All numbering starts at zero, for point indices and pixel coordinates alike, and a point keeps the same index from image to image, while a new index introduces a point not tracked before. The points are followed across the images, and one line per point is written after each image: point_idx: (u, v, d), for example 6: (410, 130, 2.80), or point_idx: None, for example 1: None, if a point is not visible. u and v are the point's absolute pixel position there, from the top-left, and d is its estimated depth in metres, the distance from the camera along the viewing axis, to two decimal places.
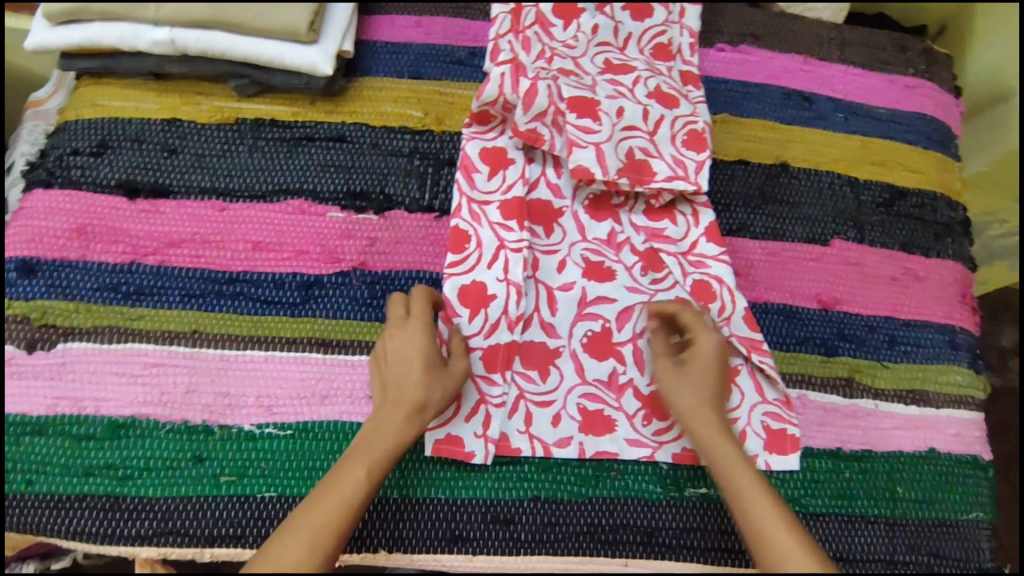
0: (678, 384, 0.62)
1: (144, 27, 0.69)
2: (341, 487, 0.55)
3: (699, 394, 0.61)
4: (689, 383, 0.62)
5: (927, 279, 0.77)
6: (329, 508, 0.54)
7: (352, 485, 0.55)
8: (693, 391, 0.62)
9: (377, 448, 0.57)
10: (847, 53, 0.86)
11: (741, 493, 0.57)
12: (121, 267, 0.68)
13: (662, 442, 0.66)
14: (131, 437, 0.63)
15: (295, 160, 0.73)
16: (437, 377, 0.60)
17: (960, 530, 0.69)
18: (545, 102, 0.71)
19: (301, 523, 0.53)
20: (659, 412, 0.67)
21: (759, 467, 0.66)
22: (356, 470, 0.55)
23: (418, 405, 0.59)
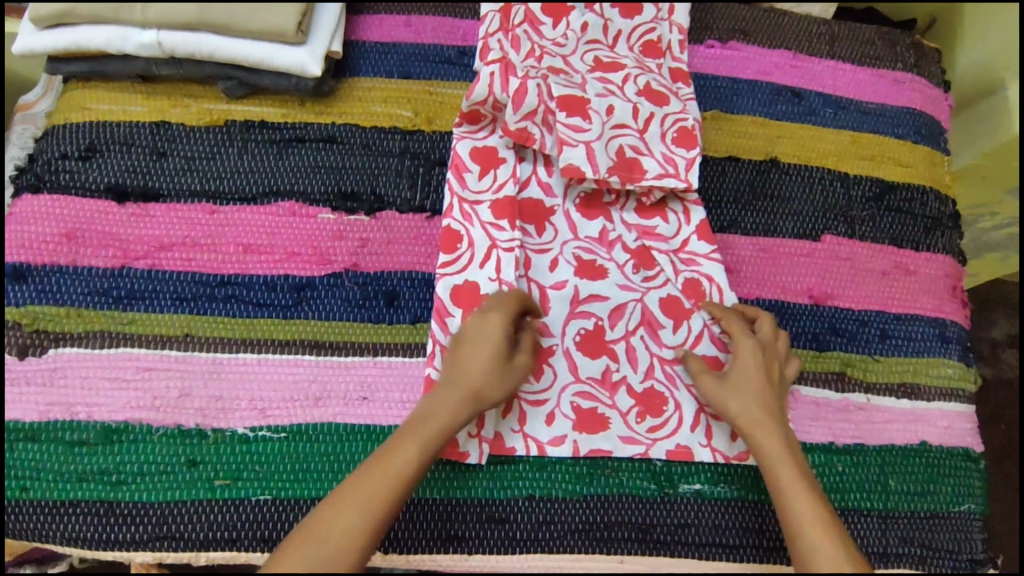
0: (725, 385, 0.63)
1: (131, 29, 0.68)
2: (392, 460, 0.55)
3: (743, 398, 0.62)
4: (735, 383, 0.63)
5: (916, 273, 0.78)
6: (385, 476, 0.54)
7: (404, 460, 0.55)
8: (738, 391, 0.63)
9: (431, 429, 0.57)
10: (836, 48, 0.86)
11: (783, 492, 0.57)
12: (112, 271, 0.67)
13: (655, 440, 0.66)
14: (124, 442, 0.63)
15: (285, 162, 0.72)
16: (504, 371, 0.61)
17: (952, 522, 0.69)
18: (535, 101, 0.70)
19: (350, 494, 0.53)
20: (652, 409, 0.67)
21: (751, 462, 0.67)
22: (408, 447, 0.56)
23: (481, 395, 0.60)
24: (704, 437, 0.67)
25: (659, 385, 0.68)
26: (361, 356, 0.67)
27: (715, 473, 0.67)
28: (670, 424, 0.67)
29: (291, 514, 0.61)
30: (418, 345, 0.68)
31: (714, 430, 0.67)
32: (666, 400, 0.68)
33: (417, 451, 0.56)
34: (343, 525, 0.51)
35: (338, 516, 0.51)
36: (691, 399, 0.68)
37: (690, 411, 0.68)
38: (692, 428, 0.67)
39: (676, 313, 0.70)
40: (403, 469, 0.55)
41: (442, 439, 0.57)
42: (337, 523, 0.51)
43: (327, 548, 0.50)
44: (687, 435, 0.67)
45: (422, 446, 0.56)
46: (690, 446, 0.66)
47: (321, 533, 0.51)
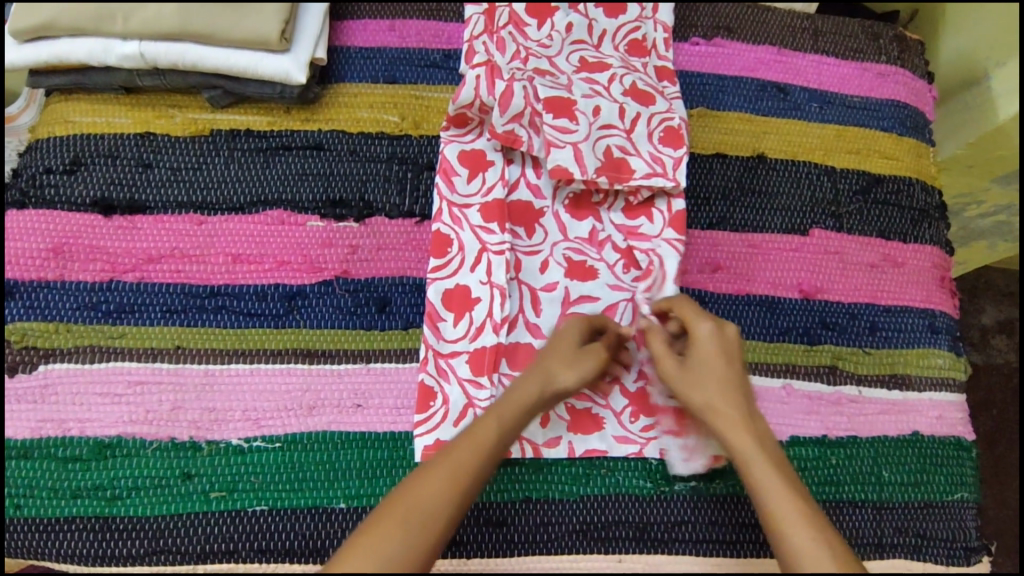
0: (687, 383, 0.62)
1: (113, 41, 0.68)
2: (474, 436, 0.55)
3: (703, 388, 0.61)
4: (695, 380, 0.61)
5: (904, 264, 0.78)
6: (466, 448, 0.54)
7: (487, 436, 0.56)
8: (702, 389, 0.61)
9: (509, 407, 0.58)
10: (819, 43, 0.87)
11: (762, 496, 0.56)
12: (100, 285, 0.67)
13: (648, 443, 0.67)
14: (117, 457, 0.62)
15: (272, 170, 0.72)
16: (577, 359, 0.62)
17: (946, 511, 0.70)
18: (521, 103, 0.70)
19: (439, 468, 0.53)
20: (642, 412, 0.67)
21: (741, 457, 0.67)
22: (488, 423, 0.56)
23: (553, 378, 0.60)
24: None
25: (649, 389, 0.68)
26: (354, 364, 0.66)
27: (710, 469, 0.67)
28: (661, 427, 0.67)
29: (287, 524, 0.61)
30: (411, 350, 0.68)
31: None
32: (657, 403, 0.67)
33: (497, 428, 0.56)
34: (435, 499, 0.51)
35: (428, 488, 0.52)
36: None
37: (682, 413, 0.67)
38: (686, 430, 0.67)
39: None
40: (486, 447, 0.55)
41: (520, 420, 0.58)
42: (429, 497, 0.51)
43: (419, 523, 0.50)
44: (680, 437, 0.66)
45: (501, 421, 0.57)
46: (685, 448, 0.66)
47: (413, 505, 0.51)
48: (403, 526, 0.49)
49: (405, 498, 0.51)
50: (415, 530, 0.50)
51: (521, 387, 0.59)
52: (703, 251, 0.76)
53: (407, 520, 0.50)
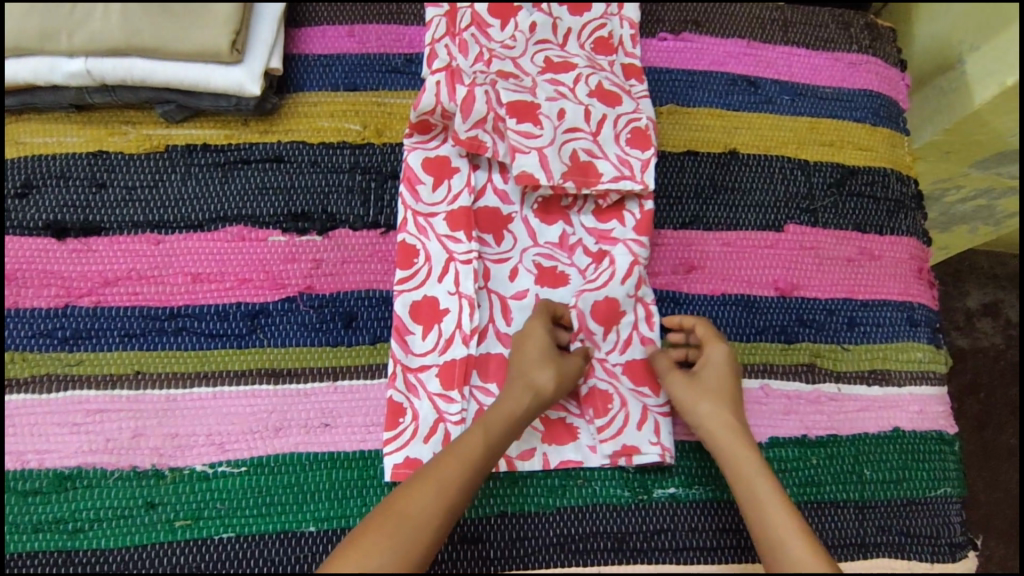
0: (701, 402, 0.63)
1: (59, 59, 0.66)
2: (461, 448, 0.56)
3: (710, 398, 0.63)
4: (707, 392, 0.63)
5: (881, 257, 0.77)
6: (456, 461, 0.55)
7: (474, 449, 0.56)
8: (716, 410, 0.63)
9: (493, 420, 0.59)
10: (789, 33, 0.85)
11: (771, 522, 0.57)
12: (55, 311, 0.65)
13: (600, 439, 0.65)
14: (78, 489, 0.60)
15: (231, 185, 0.70)
16: (552, 360, 0.63)
17: (929, 507, 0.69)
18: (483, 108, 0.69)
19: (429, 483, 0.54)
20: (596, 406, 0.66)
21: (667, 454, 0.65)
22: (475, 435, 0.57)
23: (536, 385, 0.61)
24: (653, 435, 0.65)
25: (603, 383, 0.67)
26: (321, 382, 0.65)
27: (689, 475, 0.66)
28: (615, 424, 0.66)
29: (255, 551, 0.60)
30: (379, 365, 0.66)
31: (661, 426, 0.66)
32: (611, 398, 0.66)
33: (484, 440, 0.57)
34: (426, 508, 0.53)
35: (417, 498, 0.53)
36: (635, 397, 0.67)
37: (636, 409, 0.66)
38: (639, 426, 0.66)
39: (608, 318, 0.68)
40: (476, 457, 0.56)
41: (507, 431, 0.59)
42: (419, 506, 0.53)
43: (409, 530, 0.52)
44: (634, 433, 0.65)
45: (486, 434, 0.58)
46: (639, 444, 0.65)
47: (403, 512, 0.52)
48: (395, 534, 0.51)
49: (398, 506, 0.53)
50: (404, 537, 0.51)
51: (506, 401, 0.60)
52: (677, 251, 0.75)
53: (398, 528, 0.52)
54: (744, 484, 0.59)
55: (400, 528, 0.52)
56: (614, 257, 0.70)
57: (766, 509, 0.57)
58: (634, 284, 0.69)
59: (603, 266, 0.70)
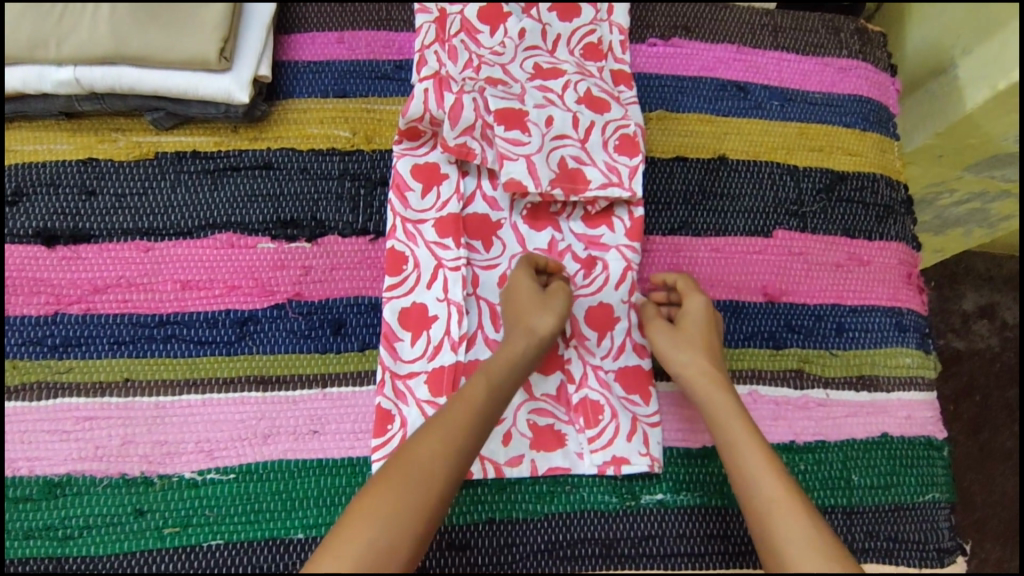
0: (680, 352, 0.65)
1: (48, 68, 0.66)
2: (465, 397, 0.57)
3: (688, 349, 0.65)
4: (685, 342, 0.65)
5: (870, 262, 0.77)
6: (460, 409, 0.56)
7: (478, 395, 0.57)
8: (695, 360, 0.64)
9: (495, 367, 0.60)
10: (779, 39, 0.85)
11: (745, 467, 0.58)
12: (44, 319, 0.65)
13: (591, 449, 0.66)
14: (68, 496, 0.61)
15: (220, 192, 0.70)
16: (546, 305, 0.64)
17: (917, 513, 0.69)
18: (471, 116, 0.69)
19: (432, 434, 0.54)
20: (587, 416, 0.67)
21: (655, 465, 0.66)
22: (478, 385, 0.58)
23: (534, 329, 0.62)
24: (642, 446, 0.66)
25: (594, 393, 0.68)
26: (309, 390, 0.65)
27: (677, 481, 0.66)
28: (606, 434, 0.66)
29: (243, 557, 0.60)
30: (368, 372, 0.66)
31: (650, 438, 0.66)
32: (602, 408, 0.67)
33: (488, 387, 0.58)
34: (433, 461, 0.53)
35: (423, 448, 0.53)
36: (625, 409, 0.67)
37: (626, 419, 0.67)
38: (629, 438, 0.66)
39: (600, 323, 0.70)
40: (482, 405, 0.57)
41: (511, 376, 0.60)
42: (428, 459, 0.53)
43: (416, 485, 0.52)
44: (623, 444, 0.66)
45: (489, 379, 0.59)
46: (628, 455, 0.65)
47: (411, 467, 0.52)
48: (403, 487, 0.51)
49: (407, 460, 0.53)
50: (413, 491, 0.51)
51: (506, 349, 0.61)
52: (665, 257, 0.75)
53: (406, 481, 0.51)
54: (721, 432, 0.61)
55: (409, 482, 0.51)
56: (607, 262, 0.72)
57: (744, 459, 0.58)
58: (626, 288, 0.71)
59: (597, 271, 0.71)
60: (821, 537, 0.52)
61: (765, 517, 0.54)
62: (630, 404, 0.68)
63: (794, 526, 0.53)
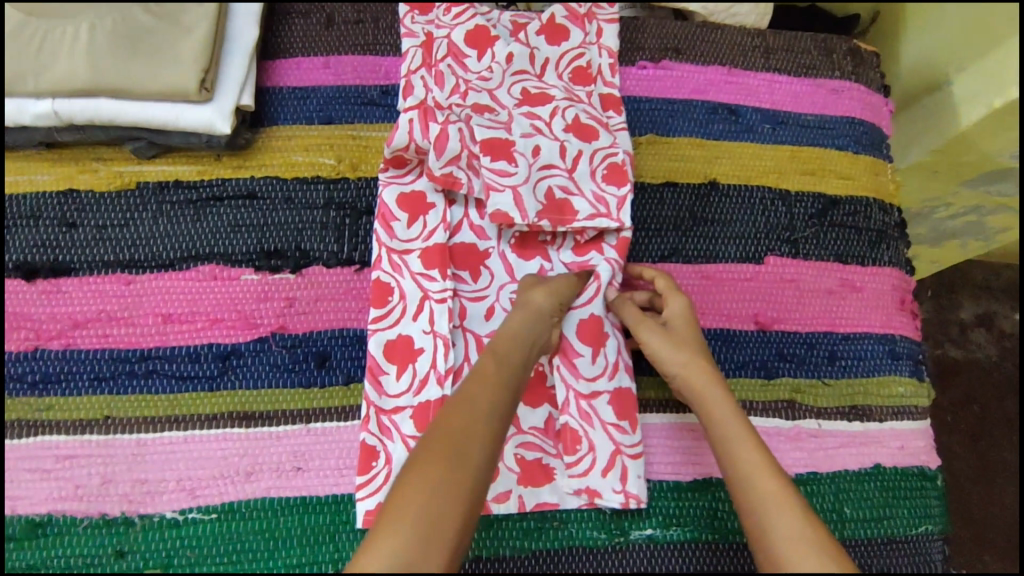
0: (674, 350, 0.64)
1: (27, 100, 0.66)
2: (479, 370, 0.55)
3: (678, 346, 0.64)
4: (675, 341, 0.64)
5: (863, 289, 0.76)
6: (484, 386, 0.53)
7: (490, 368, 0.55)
8: (689, 357, 0.63)
9: (502, 344, 0.58)
10: (771, 60, 0.84)
11: (738, 461, 0.56)
12: (24, 355, 0.64)
13: (567, 478, 0.65)
14: (48, 536, 0.60)
15: (204, 223, 0.69)
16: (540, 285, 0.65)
17: (910, 545, 0.68)
18: (457, 146, 0.69)
19: (464, 404, 0.51)
20: (565, 444, 0.66)
21: (627, 501, 0.64)
22: (485, 358, 0.56)
23: (529, 302, 0.63)
24: (617, 481, 0.64)
25: (576, 422, 0.66)
26: (293, 425, 0.64)
27: (667, 516, 0.66)
28: (581, 466, 0.65)
29: None
30: (352, 407, 0.65)
31: (627, 472, 0.65)
32: (581, 439, 0.66)
33: (497, 361, 0.56)
34: (471, 433, 0.49)
35: (459, 418, 0.50)
36: (606, 439, 0.66)
37: (605, 453, 0.65)
38: (604, 472, 0.65)
39: (594, 339, 0.68)
40: (497, 374, 0.55)
41: (517, 351, 0.58)
42: (465, 430, 0.49)
43: (461, 458, 0.47)
44: (598, 478, 0.65)
45: (496, 353, 0.57)
46: (601, 489, 0.64)
47: (451, 439, 0.48)
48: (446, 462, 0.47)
49: (442, 435, 0.48)
50: (459, 466, 0.47)
51: (508, 322, 0.60)
52: None
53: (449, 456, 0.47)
54: (716, 427, 0.59)
55: (453, 455, 0.47)
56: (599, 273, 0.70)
57: (737, 455, 0.56)
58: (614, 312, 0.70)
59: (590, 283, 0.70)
60: (812, 532, 0.50)
61: (758, 514, 0.52)
62: (619, 432, 0.66)
63: (788, 522, 0.51)
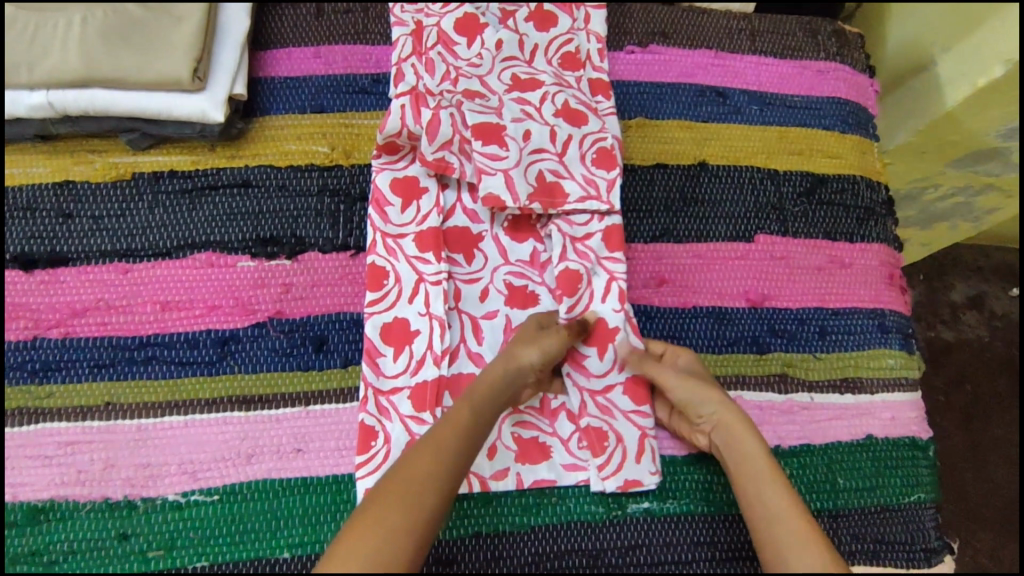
0: (704, 392, 0.64)
1: (20, 92, 0.66)
2: (451, 419, 0.57)
3: (708, 391, 0.64)
4: (703, 389, 0.64)
5: (852, 265, 0.78)
6: (451, 432, 0.56)
7: (461, 414, 0.58)
8: (720, 400, 0.63)
9: (477, 393, 0.60)
10: (757, 43, 0.86)
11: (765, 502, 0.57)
12: (24, 344, 0.65)
13: (603, 476, 0.65)
14: (51, 521, 0.60)
15: (199, 212, 0.70)
16: (531, 339, 0.64)
17: (903, 514, 0.69)
18: (448, 131, 0.70)
19: (425, 450, 0.54)
20: (594, 444, 0.66)
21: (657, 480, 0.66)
22: (462, 406, 0.58)
23: (514, 358, 0.62)
24: (651, 464, 0.66)
25: (595, 420, 0.67)
26: (292, 408, 0.65)
27: (662, 489, 0.66)
28: (614, 460, 0.65)
29: None
30: (350, 389, 0.66)
31: (656, 452, 0.67)
32: (606, 434, 0.67)
33: (472, 409, 0.58)
34: (425, 478, 0.52)
35: (419, 465, 0.53)
36: (631, 426, 0.67)
37: (634, 440, 0.66)
38: (638, 459, 0.66)
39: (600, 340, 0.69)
40: (467, 424, 0.57)
41: (494, 403, 0.60)
42: (420, 474, 0.52)
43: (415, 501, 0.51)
44: (633, 466, 0.66)
45: (471, 403, 0.59)
46: (639, 477, 0.65)
47: (406, 484, 0.52)
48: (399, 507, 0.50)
49: (399, 480, 0.52)
50: (411, 509, 0.50)
51: (487, 374, 0.61)
52: (648, 265, 0.75)
53: (401, 500, 0.51)
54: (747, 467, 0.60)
55: (407, 499, 0.51)
56: (591, 278, 0.71)
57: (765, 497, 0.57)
58: (615, 300, 0.70)
59: (581, 289, 0.70)
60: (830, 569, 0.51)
61: (783, 557, 0.53)
62: (643, 417, 0.68)
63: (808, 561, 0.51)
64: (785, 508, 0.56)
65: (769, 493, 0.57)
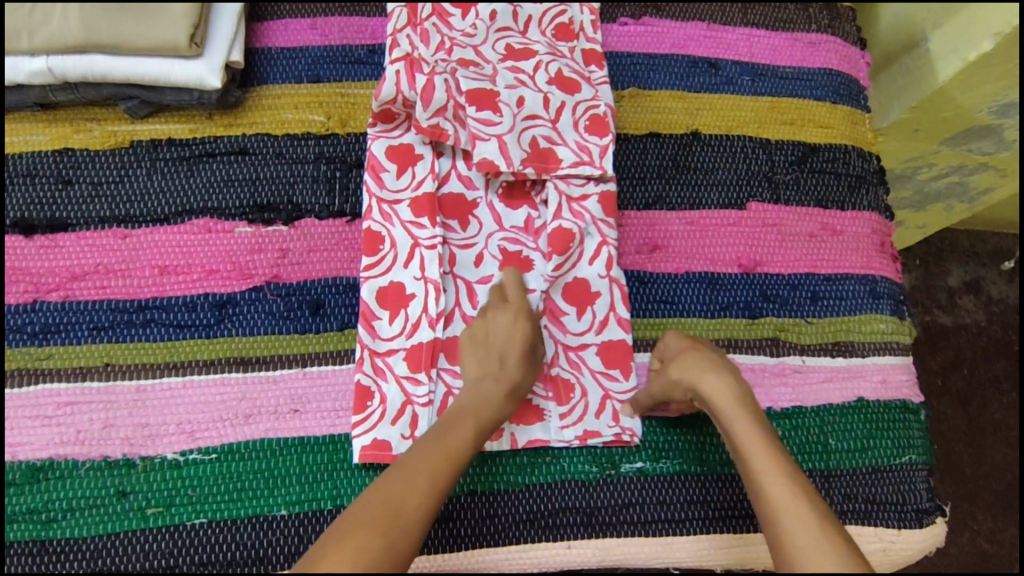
0: (675, 377, 0.62)
1: (20, 58, 0.67)
2: (452, 438, 0.56)
3: (673, 373, 0.63)
4: (672, 374, 0.63)
5: (843, 232, 0.78)
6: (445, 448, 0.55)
7: (467, 441, 0.57)
8: (692, 371, 0.62)
9: (487, 414, 0.59)
10: (749, 16, 0.87)
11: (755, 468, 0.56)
12: (23, 307, 0.66)
13: (562, 426, 0.66)
14: (51, 480, 0.61)
15: (197, 178, 0.71)
16: (532, 364, 0.64)
17: (895, 474, 0.70)
18: (443, 97, 0.70)
19: (420, 464, 0.54)
20: (559, 393, 0.67)
21: (613, 436, 0.66)
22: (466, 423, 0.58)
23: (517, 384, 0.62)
24: (611, 420, 0.67)
25: (566, 372, 0.68)
26: (290, 369, 0.65)
27: (656, 449, 0.67)
28: (576, 410, 0.67)
29: (225, 536, 0.60)
30: (346, 351, 0.67)
31: (620, 413, 0.67)
32: (573, 386, 0.68)
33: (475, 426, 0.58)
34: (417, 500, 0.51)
35: (413, 479, 0.52)
36: (597, 385, 0.68)
37: (596, 397, 0.68)
38: (598, 414, 0.67)
39: (579, 300, 0.70)
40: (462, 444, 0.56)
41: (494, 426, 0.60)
42: (409, 496, 0.51)
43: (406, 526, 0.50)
44: (592, 420, 0.67)
45: (478, 424, 0.58)
46: (598, 430, 0.66)
47: (399, 507, 0.50)
48: (385, 526, 0.49)
49: (392, 493, 0.51)
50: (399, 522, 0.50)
51: (493, 400, 0.60)
52: (641, 231, 0.76)
53: (390, 520, 0.49)
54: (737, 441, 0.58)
55: (396, 517, 0.50)
56: (584, 237, 0.71)
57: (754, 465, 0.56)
58: (603, 263, 0.71)
59: (574, 246, 0.70)
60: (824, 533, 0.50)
61: (780, 527, 0.52)
62: (609, 380, 0.68)
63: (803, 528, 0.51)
64: (773, 474, 0.55)
65: (761, 467, 0.56)
